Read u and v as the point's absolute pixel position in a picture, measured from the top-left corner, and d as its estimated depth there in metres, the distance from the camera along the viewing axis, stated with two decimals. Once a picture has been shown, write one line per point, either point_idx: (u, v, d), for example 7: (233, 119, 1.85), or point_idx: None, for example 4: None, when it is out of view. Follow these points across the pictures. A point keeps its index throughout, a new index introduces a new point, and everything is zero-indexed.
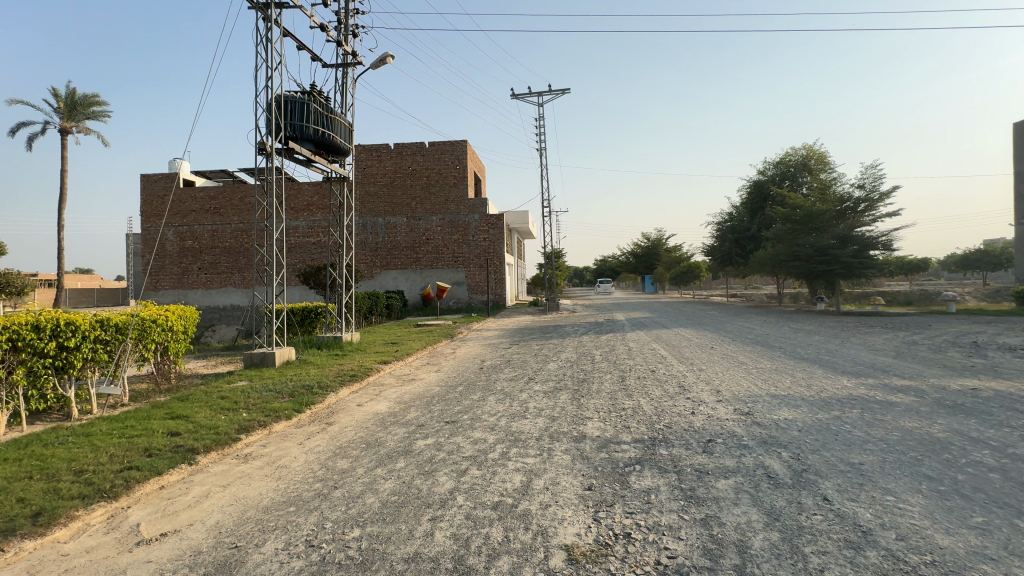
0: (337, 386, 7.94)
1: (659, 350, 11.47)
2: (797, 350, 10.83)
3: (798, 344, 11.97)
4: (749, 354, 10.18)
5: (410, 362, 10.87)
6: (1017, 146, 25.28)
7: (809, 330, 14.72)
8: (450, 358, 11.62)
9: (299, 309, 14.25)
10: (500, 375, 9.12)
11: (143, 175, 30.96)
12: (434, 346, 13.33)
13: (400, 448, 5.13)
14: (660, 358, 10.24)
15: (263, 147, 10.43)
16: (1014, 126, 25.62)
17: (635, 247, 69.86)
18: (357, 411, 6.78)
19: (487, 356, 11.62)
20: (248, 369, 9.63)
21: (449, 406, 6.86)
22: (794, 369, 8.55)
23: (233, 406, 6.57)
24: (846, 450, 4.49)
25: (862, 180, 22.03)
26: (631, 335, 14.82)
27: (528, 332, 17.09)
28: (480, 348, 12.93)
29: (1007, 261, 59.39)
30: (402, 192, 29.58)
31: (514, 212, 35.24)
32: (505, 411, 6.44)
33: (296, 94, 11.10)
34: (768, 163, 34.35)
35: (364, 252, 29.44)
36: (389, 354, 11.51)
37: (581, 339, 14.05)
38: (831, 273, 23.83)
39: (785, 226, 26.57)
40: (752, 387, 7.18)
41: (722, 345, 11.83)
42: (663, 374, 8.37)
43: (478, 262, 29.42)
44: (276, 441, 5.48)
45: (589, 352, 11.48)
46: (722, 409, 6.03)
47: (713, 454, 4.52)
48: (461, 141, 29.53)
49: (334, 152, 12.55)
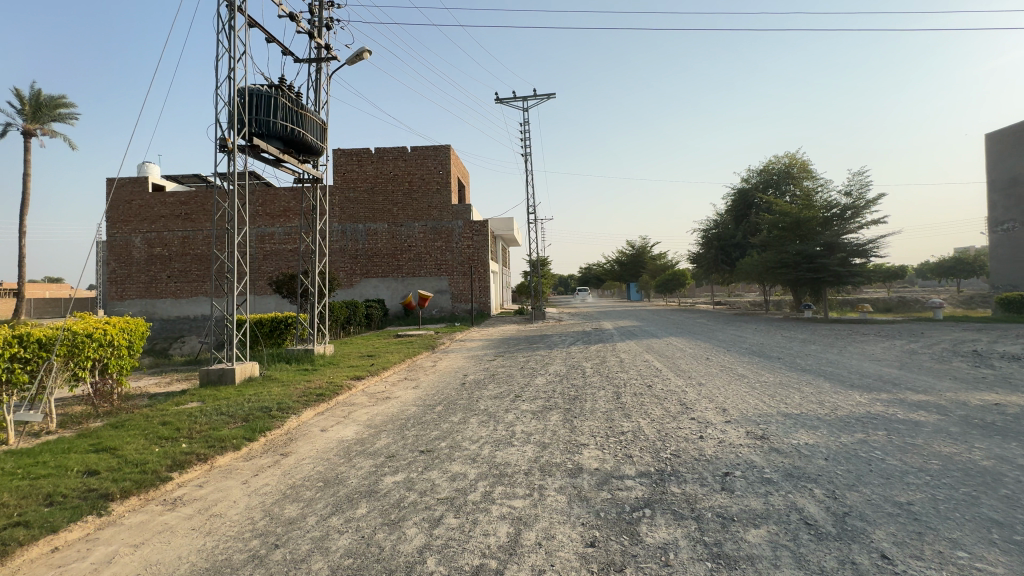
0: (299, 407, 7.07)
1: (653, 361, 10.82)
2: (797, 361, 10.29)
3: (795, 354, 11.47)
4: (749, 366, 9.59)
5: (387, 377, 10.03)
6: (990, 157, 25.50)
7: (803, 339, 14.30)
8: (430, 371, 10.81)
9: (267, 320, 13.32)
10: (483, 392, 8.33)
11: (109, 179, 29.50)
12: (413, 359, 12.48)
13: (364, 487, 4.31)
14: (656, 370, 9.58)
15: (223, 143, 9.59)
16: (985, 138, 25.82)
17: (621, 254, 69.72)
18: (319, 439, 5.91)
19: (470, 370, 10.82)
20: (204, 388, 8.66)
21: (425, 431, 6.05)
22: (799, 383, 7.98)
23: (172, 436, 5.65)
24: (887, 486, 3.84)
25: (849, 187, 21.83)
26: (621, 345, 14.19)
27: (514, 343, 16.34)
28: (463, 361, 12.12)
29: (981, 268, 60.75)
30: (383, 197, 28.71)
31: (499, 219, 34.59)
32: (488, 436, 5.66)
33: (261, 87, 10.29)
34: (751, 171, 34.44)
35: (344, 260, 28.40)
36: (364, 368, 10.66)
37: (570, 350, 13.34)
38: (819, 279, 23.58)
39: (772, 233, 26.38)
40: (759, 405, 6.55)
41: (719, 356, 11.24)
42: (661, 390, 7.69)
43: (461, 269, 28.66)
44: (216, 481, 4.59)
45: (580, 364, 10.77)
46: (734, 432, 5.36)
47: (734, 493, 3.81)
48: (445, 146, 28.89)
49: (305, 151, 11.73)
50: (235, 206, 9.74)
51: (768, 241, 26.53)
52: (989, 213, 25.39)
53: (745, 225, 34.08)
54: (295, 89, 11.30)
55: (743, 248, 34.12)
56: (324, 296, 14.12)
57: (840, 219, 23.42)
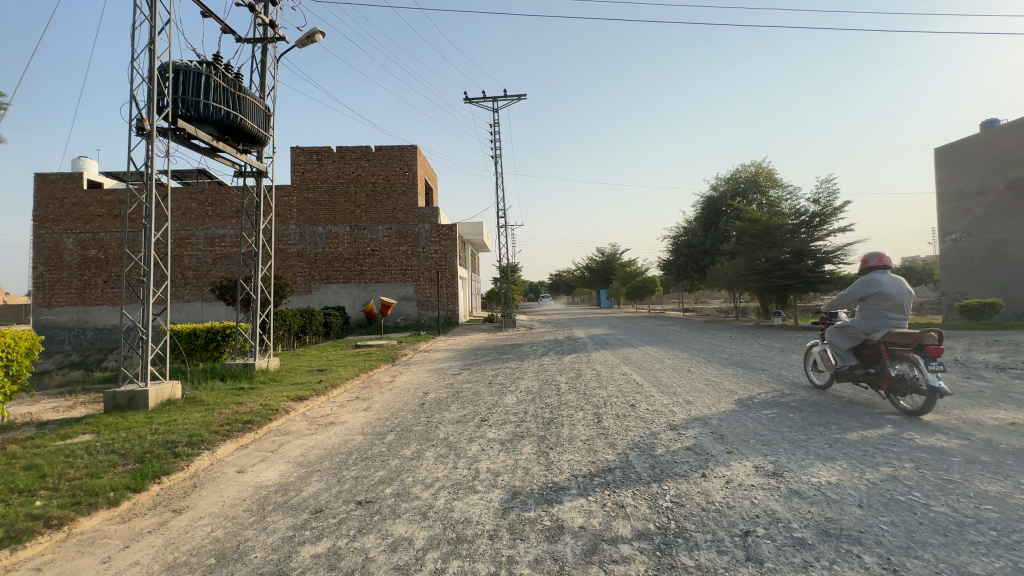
0: (217, 441, 5.80)
1: (632, 375, 9.94)
2: (783, 374, 9.63)
3: (779, 365, 10.86)
4: (735, 381, 8.85)
5: (337, 396, 8.80)
6: (939, 171, 26.12)
7: (781, 348, 13.83)
8: (386, 388, 9.60)
9: (201, 332, 11.78)
10: (445, 415, 7.21)
11: (38, 174, 26.77)
12: (370, 373, 11.25)
13: (268, 568, 3.15)
14: (637, 386, 8.69)
15: (140, 126, 8.20)
16: (935, 151, 26.40)
17: (591, 261, 69.88)
18: (230, 485, 4.68)
19: (432, 386, 9.65)
20: (108, 414, 7.21)
21: (368, 471, 4.89)
22: (794, 400, 7.23)
23: (28, 487, 4.31)
24: (955, 551, 2.99)
25: (818, 194, 21.74)
26: (596, 355, 13.36)
27: (482, 354, 15.25)
28: (426, 375, 10.97)
29: (929, 276, 63.86)
30: (345, 198, 27.18)
31: (467, 223, 33.48)
32: (445, 478, 4.59)
33: (190, 62, 8.92)
34: (719, 179, 34.70)
35: (302, 264, 26.65)
36: (311, 385, 9.39)
37: (543, 362, 12.38)
38: (790, 286, 23.54)
39: (743, 241, 26.31)
40: (759, 430, 5.72)
41: (701, 368, 10.49)
42: (647, 411, 6.79)
43: (428, 275, 27.37)
44: (64, 561, 3.34)
45: (554, 379, 9.80)
46: (743, 469, 4.46)
47: (765, 567, 2.89)
48: (411, 146, 27.69)
49: (246, 139, 10.38)
50: (154, 198, 8.29)
51: (738, 248, 26.42)
52: (939, 224, 26.11)
53: (714, 233, 34.16)
54: (234, 69, 9.95)
55: (712, 255, 34.14)
56: (270, 304, 12.66)
57: (808, 226, 23.48)
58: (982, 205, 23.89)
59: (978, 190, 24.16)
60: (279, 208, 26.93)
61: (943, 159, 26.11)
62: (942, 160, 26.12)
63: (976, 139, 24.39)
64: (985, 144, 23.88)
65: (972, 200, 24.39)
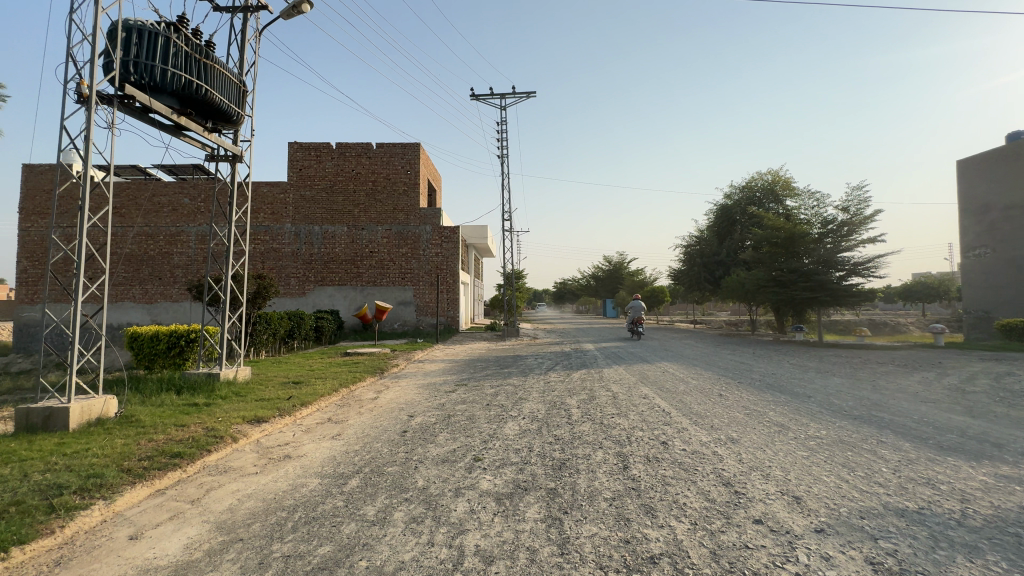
0: (122, 486, 4.39)
1: (656, 399, 8.46)
2: (835, 403, 8.14)
3: (824, 390, 9.35)
4: (783, 412, 7.35)
5: (304, 418, 7.38)
6: (962, 185, 24.55)
7: (816, 368, 12.30)
8: (367, 408, 8.22)
9: (161, 337, 10.33)
10: (429, 450, 5.75)
11: (26, 164, 25.74)
12: (352, 389, 9.85)
13: None
14: (664, 415, 7.21)
15: (78, 90, 6.88)
16: (958, 163, 24.91)
17: (597, 270, 68.45)
18: (106, 565, 3.27)
19: (420, 407, 8.20)
20: (13, 438, 5.82)
21: (308, 546, 3.46)
22: (866, 442, 5.77)
23: None
24: None
25: (848, 201, 20.23)
26: (608, 372, 11.90)
27: (481, 366, 13.84)
28: (415, 393, 9.52)
29: (945, 293, 61.80)
30: (344, 197, 25.98)
31: (470, 226, 32.17)
32: (414, 564, 3.17)
33: (146, 21, 7.57)
34: (733, 188, 33.24)
35: (296, 265, 25.37)
36: (278, 402, 8.01)
37: (549, 379, 10.91)
38: (815, 299, 21.91)
39: (762, 250, 24.73)
40: (845, 491, 4.26)
41: (734, 392, 9.00)
42: (685, 454, 5.33)
43: (428, 279, 26.02)
44: None
45: (564, 402, 8.33)
46: (853, 569, 3.00)
47: None
48: (414, 144, 26.51)
49: (214, 115, 9.05)
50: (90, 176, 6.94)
51: (758, 257, 24.81)
52: (962, 238, 24.43)
53: (729, 242, 32.63)
54: (202, 34, 8.63)
55: (727, 266, 32.45)
56: (243, 306, 11.23)
57: (835, 236, 21.84)
58: (1009, 220, 22.23)
59: (1004, 203, 22.54)
60: (275, 205, 25.64)
61: (966, 171, 24.59)
62: (966, 172, 24.59)
63: (1002, 151, 22.80)
64: (1013, 156, 22.28)
65: (998, 215, 22.74)
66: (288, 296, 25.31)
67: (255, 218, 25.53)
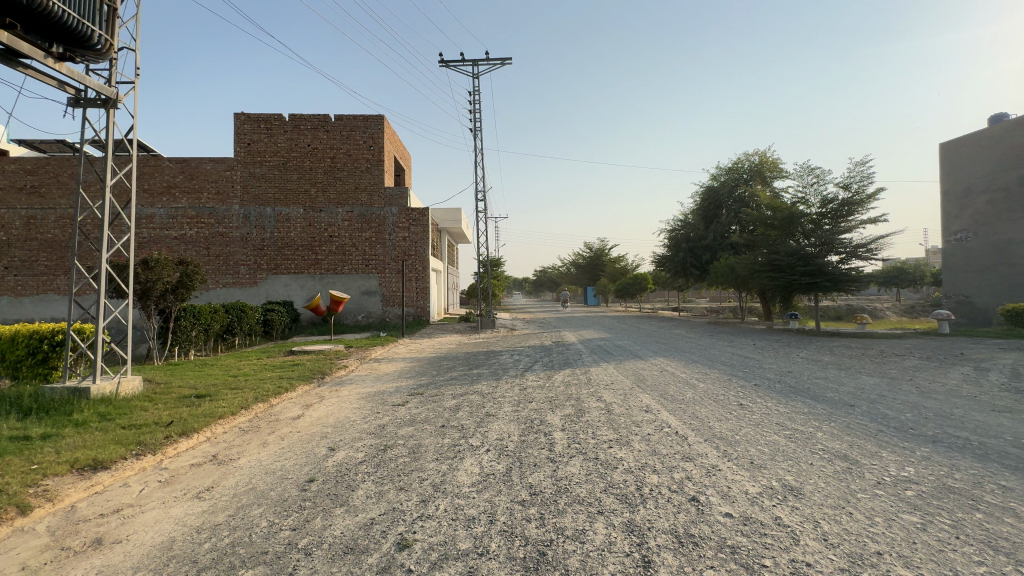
0: None
1: (662, 415, 6.51)
2: (889, 416, 6.36)
3: (861, 396, 7.59)
4: (836, 435, 5.48)
5: (175, 458, 5.19)
6: (943, 169, 23.13)
7: (836, 365, 10.55)
8: (279, 436, 6.07)
9: (20, 337, 7.85)
10: (333, 524, 3.64)
11: None
12: (272, 405, 7.64)
13: None
14: (681, 443, 5.28)
15: None
16: (942, 145, 23.39)
17: (578, 257, 66.49)
18: None
19: (350, 434, 6.06)
20: None
21: None
22: (987, 492, 3.90)
23: None
24: None
25: (849, 178, 18.61)
26: (597, 373, 9.96)
27: (449, 366, 11.73)
28: (353, 408, 7.39)
29: (921, 278, 61.78)
30: (298, 174, 23.32)
31: (442, 210, 29.78)
32: None
33: None
34: (719, 169, 31.63)
35: (246, 251, 22.69)
36: (147, 431, 5.78)
37: (526, 384, 8.88)
38: (813, 285, 20.31)
39: (756, 232, 23.14)
40: None
41: (758, 403, 7.10)
42: (736, 529, 3.36)
43: (395, 266, 23.68)
44: None
45: (544, 421, 6.31)
46: None
47: None
48: (376, 116, 23.93)
49: (62, 36, 6.57)
50: None
51: (751, 241, 23.26)
52: (942, 222, 23.15)
53: (715, 227, 31.10)
54: None
55: (714, 251, 30.85)
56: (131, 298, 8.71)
57: (833, 217, 20.20)
58: (991, 204, 20.95)
59: (987, 187, 21.17)
60: (219, 183, 22.72)
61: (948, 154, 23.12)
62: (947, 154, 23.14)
63: (987, 132, 21.35)
64: (998, 139, 20.85)
65: (980, 199, 21.45)
66: (237, 285, 22.63)
67: (198, 198, 22.57)
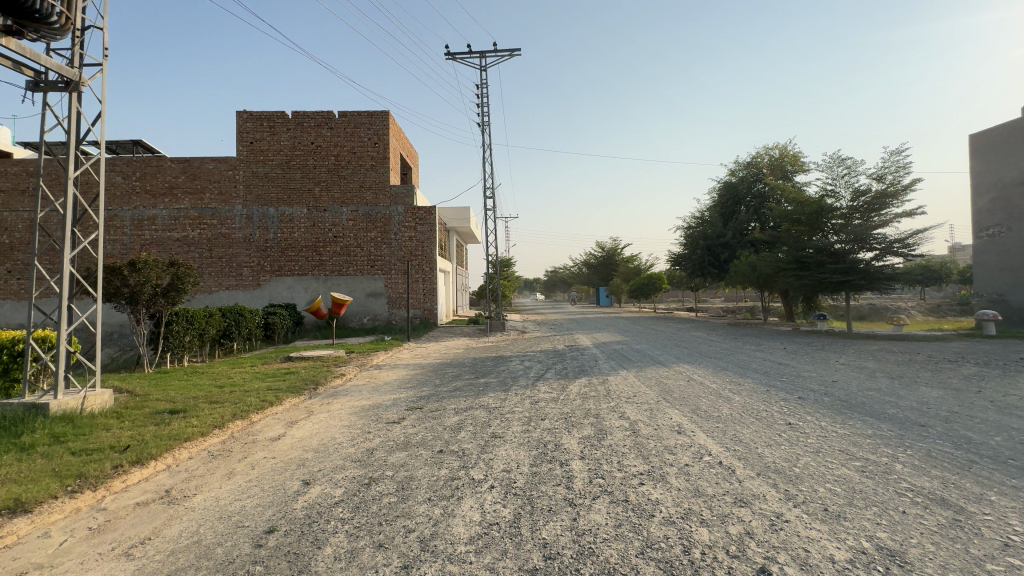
0: None
1: (699, 438, 5.52)
2: (974, 440, 5.28)
3: (929, 412, 6.50)
4: (920, 469, 4.43)
5: (119, 496, 4.35)
6: (973, 161, 21.58)
7: (886, 373, 9.39)
8: (249, 464, 5.20)
9: None
10: None
11: None
12: (252, 423, 6.79)
13: None
14: (729, 479, 4.29)
15: None
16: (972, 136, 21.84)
17: (590, 256, 65.09)
18: None
19: (331, 462, 5.17)
20: None
21: None
22: None
23: None
24: None
25: (883, 168, 17.33)
26: (616, 383, 8.94)
27: (453, 374, 10.81)
28: (342, 427, 6.50)
29: (947, 276, 59.19)
30: (302, 173, 22.65)
31: (450, 209, 28.93)
32: None
33: None
34: (737, 163, 30.22)
35: (250, 252, 22.09)
36: (97, 458, 4.98)
37: (537, 397, 7.92)
38: (845, 283, 19.02)
39: (781, 228, 21.87)
40: None
41: (809, 422, 6.06)
42: None
43: (401, 267, 22.88)
44: None
45: (559, 446, 5.36)
46: None
47: None
48: (381, 112, 23.16)
49: (10, 9, 5.82)
50: None
51: (775, 238, 22.03)
52: (973, 217, 21.62)
53: (734, 224, 29.79)
54: None
55: (733, 250, 29.54)
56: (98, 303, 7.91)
57: (865, 211, 18.90)
58: None
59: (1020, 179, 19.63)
60: (222, 183, 22.15)
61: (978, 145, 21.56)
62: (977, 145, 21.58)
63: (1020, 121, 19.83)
64: None
65: (1014, 192, 19.89)
66: (240, 288, 22.03)
67: (200, 199, 22.01)
